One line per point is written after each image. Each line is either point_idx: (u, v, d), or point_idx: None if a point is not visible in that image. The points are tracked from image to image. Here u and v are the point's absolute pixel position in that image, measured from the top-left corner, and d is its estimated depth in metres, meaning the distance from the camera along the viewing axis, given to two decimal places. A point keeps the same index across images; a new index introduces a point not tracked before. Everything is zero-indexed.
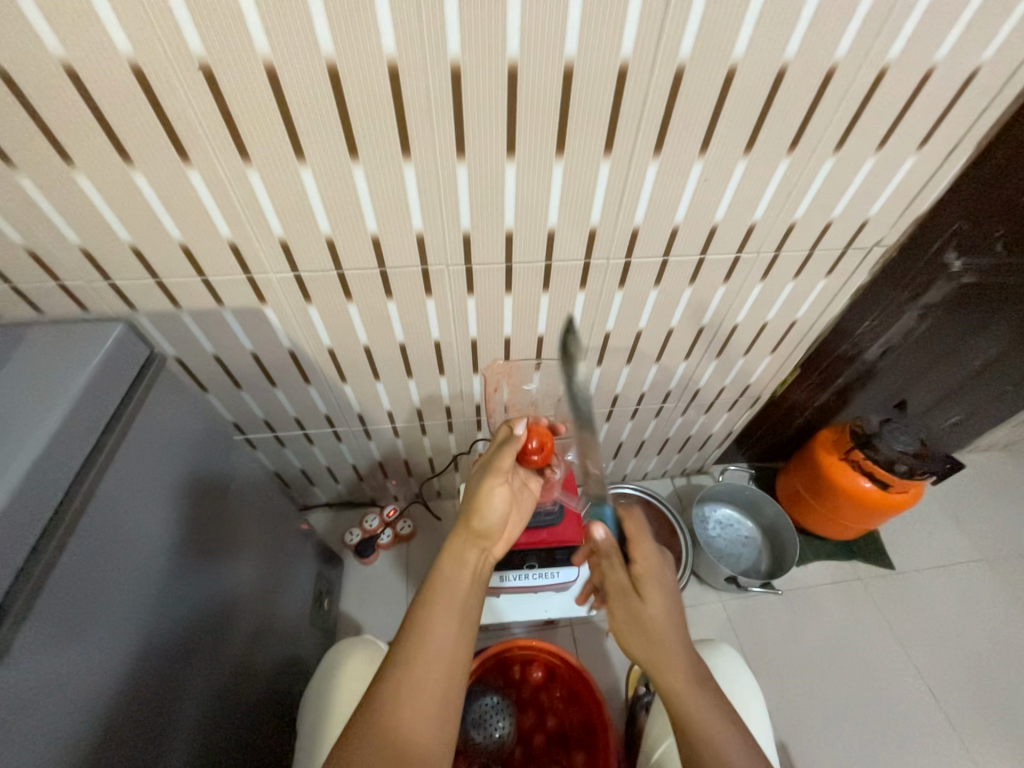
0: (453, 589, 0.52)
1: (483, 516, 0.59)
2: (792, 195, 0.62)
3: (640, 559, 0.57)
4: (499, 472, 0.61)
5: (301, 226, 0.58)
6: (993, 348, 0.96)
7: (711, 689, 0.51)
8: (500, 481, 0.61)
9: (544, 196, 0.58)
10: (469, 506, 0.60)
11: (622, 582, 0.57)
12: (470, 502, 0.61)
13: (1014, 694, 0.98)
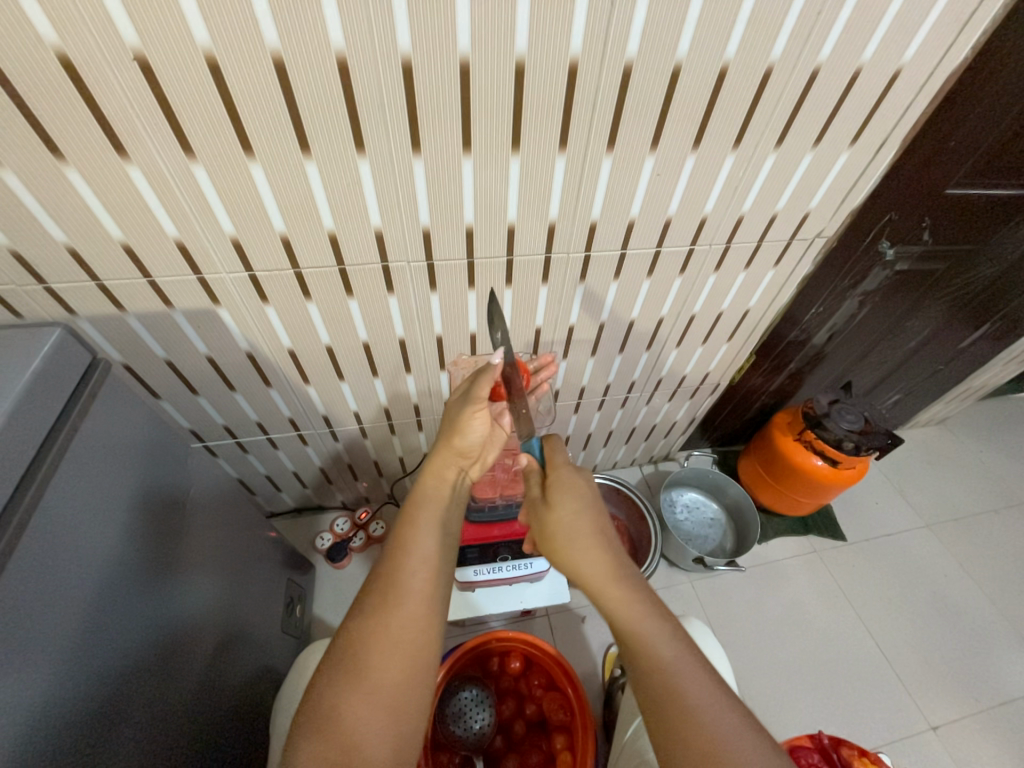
0: (431, 508, 0.60)
1: (461, 442, 0.63)
2: (739, 188, 0.65)
3: (558, 487, 0.61)
4: (477, 402, 0.60)
5: (254, 224, 0.56)
6: (925, 330, 1.03)
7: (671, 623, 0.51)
8: (478, 411, 0.61)
9: (503, 191, 0.58)
10: (450, 428, 0.63)
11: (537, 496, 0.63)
12: (452, 422, 0.64)
13: (956, 648, 1.06)
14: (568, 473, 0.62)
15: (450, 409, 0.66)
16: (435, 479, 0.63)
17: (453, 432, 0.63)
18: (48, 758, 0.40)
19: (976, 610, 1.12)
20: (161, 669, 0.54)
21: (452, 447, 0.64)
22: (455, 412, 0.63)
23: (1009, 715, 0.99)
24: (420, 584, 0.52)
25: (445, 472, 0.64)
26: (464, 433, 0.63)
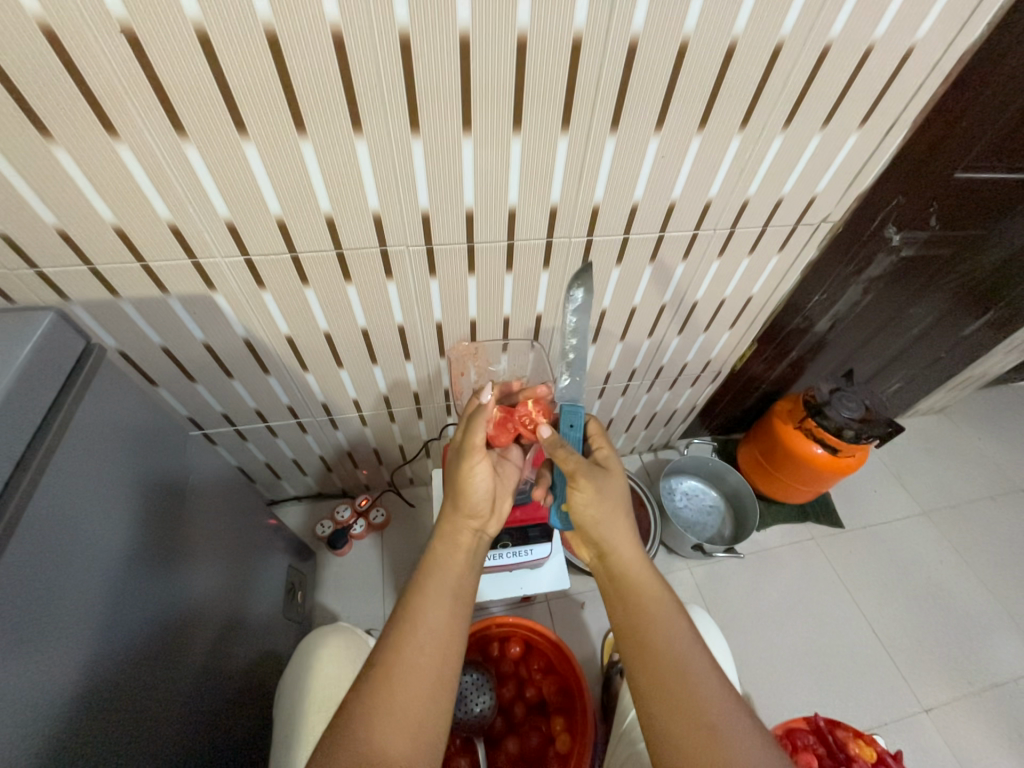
0: (440, 579, 0.54)
1: (472, 501, 0.59)
2: (744, 172, 0.64)
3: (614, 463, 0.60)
4: (475, 450, 0.60)
5: (249, 207, 0.55)
6: (928, 317, 1.03)
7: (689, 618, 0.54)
8: (478, 461, 0.60)
9: (504, 172, 0.57)
10: (454, 489, 0.60)
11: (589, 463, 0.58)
12: (454, 483, 0.60)
13: (950, 632, 1.08)
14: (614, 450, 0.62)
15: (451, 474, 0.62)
16: (448, 550, 0.57)
17: (462, 496, 0.59)
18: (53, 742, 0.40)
19: (972, 596, 1.13)
20: (164, 655, 0.54)
21: (468, 508, 0.59)
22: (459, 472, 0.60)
23: (1001, 697, 1.00)
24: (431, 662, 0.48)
25: (455, 541, 0.58)
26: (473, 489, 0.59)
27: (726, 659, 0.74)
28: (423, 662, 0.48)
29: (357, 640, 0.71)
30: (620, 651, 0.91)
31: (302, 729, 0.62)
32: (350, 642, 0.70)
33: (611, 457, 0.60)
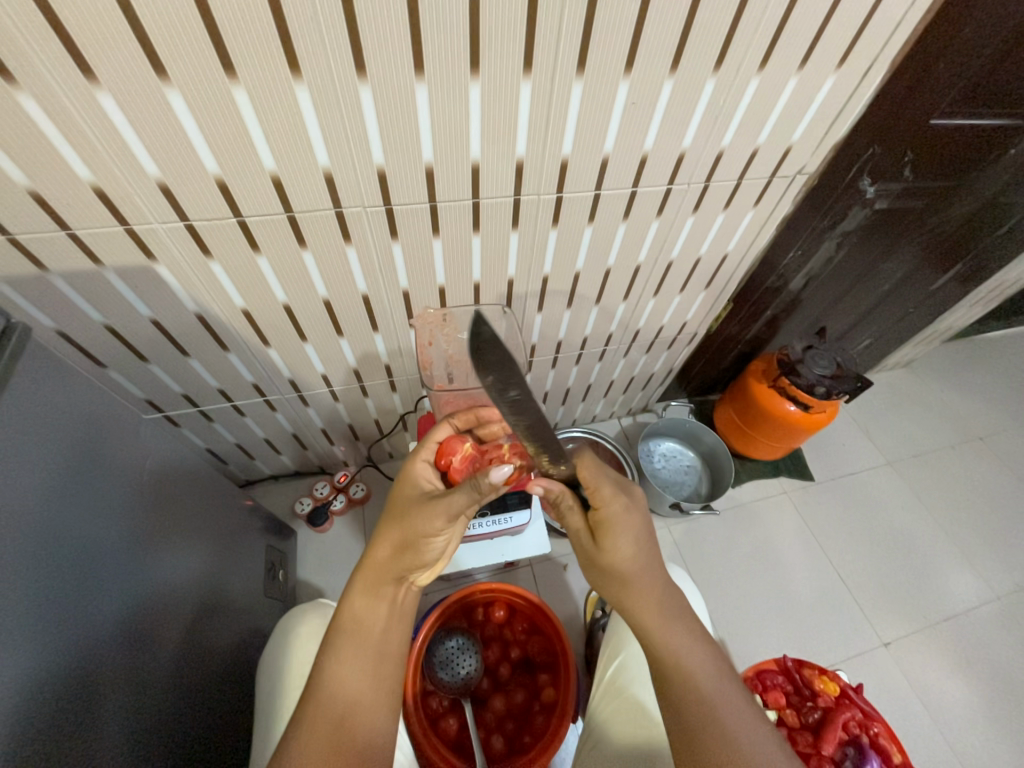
0: (363, 646, 0.53)
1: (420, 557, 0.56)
2: (718, 120, 0.61)
3: (609, 527, 0.55)
4: (438, 521, 0.54)
5: (182, 166, 0.50)
6: (898, 272, 1.03)
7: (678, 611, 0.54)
8: (437, 531, 0.55)
9: (464, 122, 0.53)
10: (401, 544, 0.56)
11: (581, 527, 0.58)
12: (403, 538, 0.55)
13: (909, 571, 1.15)
14: (616, 509, 0.55)
15: (399, 518, 0.57)
16: (374, 600, 0.56)
17: (409, 549, 0.55)
18: (23, 738, 0.39)
19: (930, 539, 1.20)
20: (133, 643, 0.52)
21: (411, 562, 0.56)
22: (412, 523, 0.55)
23: (953, 628, 1.08)
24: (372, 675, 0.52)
25: (384, 590, 0.56)
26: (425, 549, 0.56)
27: (703, 612, 0.76)
28: (364, 676, 0.52)
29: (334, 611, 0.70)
30: (602, 608, 0.94)
31: (287, 697, 0.63)
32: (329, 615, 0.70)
33: (616, 517, 0.55)
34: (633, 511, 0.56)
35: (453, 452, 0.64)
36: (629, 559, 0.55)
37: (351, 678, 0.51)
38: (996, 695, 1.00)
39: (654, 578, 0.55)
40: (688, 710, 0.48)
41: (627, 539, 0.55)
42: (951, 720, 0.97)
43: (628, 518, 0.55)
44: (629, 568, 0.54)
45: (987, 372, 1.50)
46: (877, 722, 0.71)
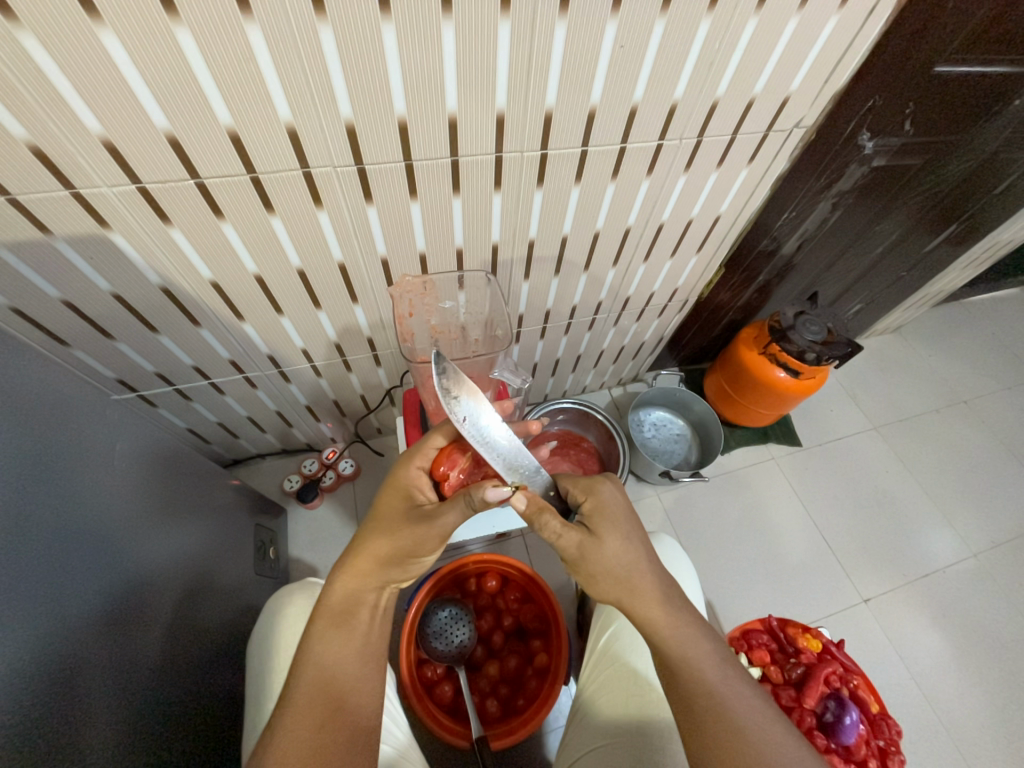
0: (348, 642, 0.52)
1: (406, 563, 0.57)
2: (714, 66, 0.57)
3: (601, 517, 0.55)
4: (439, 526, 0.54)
5: (126, 120, 0.45)
6: (893, 234, 1.01)
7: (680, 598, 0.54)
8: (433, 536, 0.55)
9: (438, 68, 0.48)
10: (398, 545, 0.55)
11: (578, 539, 0.53)
12: (401, 540, 0.55)
13: (890, 532, 1.18)
14: (605, 496, 0.57)
15: (388, 525, 0.57)
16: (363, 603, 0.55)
17: (398, 556, 0.56)
18: (7, 721, 0.38)
19: (911, 500, 1.23)
20: (114, 624, 0.51)
21: (398, 566, 0.56)
22: (403, 530, 0.56)
23: (931, 584, 1.12)
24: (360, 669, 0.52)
25: (368, 591, 0.56)
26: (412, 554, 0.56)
27: (692, 586, 0.75)
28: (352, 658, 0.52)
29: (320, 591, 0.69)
30: None
31: (278, 680, 0.61)
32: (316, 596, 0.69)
33: (605, 507, 0.56)
34: (618, 503, 0.57)
35: (451, 465, 0.64)
36: (619, 551, 0.53)
37: (339, 664, 0.51)
38: (968, 645, 1.05)
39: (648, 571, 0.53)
40: (697, 705, 0.47)
41: (618, 529, 0.54)
42: (925, 669, 1.02)
43: (614, 505, 0.56)
44: (629, 558, 0.53)
45: (974, 336, 1.51)
46: (854, 676, 0.75)
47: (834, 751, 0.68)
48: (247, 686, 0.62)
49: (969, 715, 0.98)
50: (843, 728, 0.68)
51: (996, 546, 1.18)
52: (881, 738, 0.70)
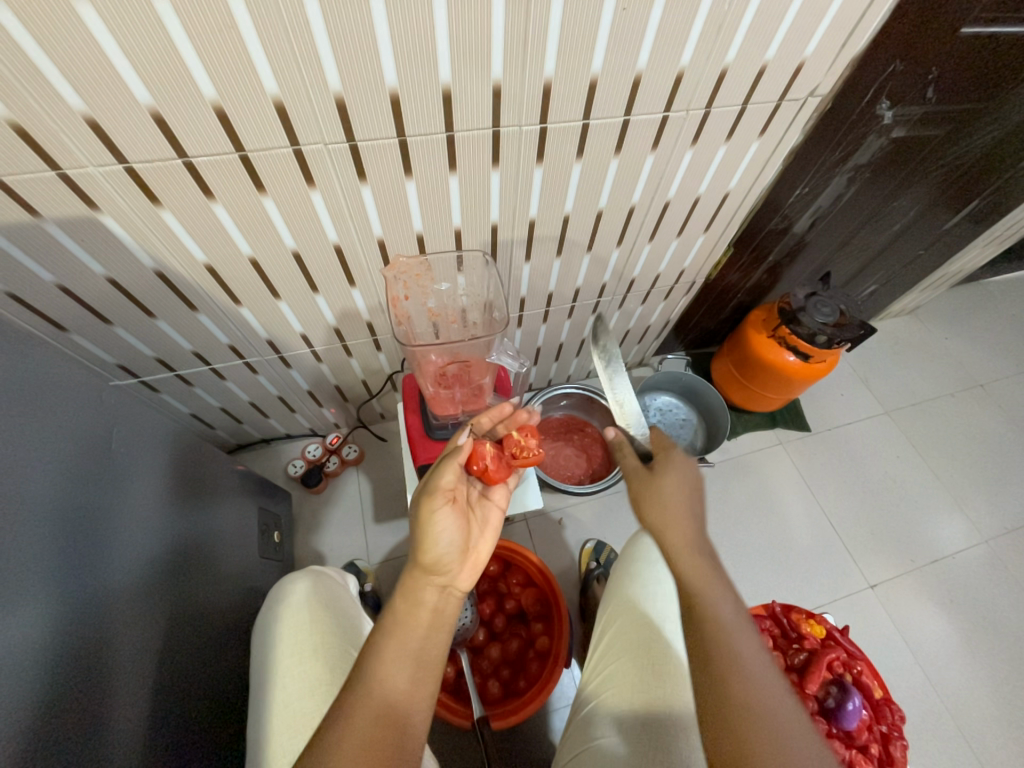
0: (400, 649, 0.47)
1: (436, 555, 0.52)
2: (723, 29, 0.53)
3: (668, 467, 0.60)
4: (439, 493, 0.53)
5: (107, 96, 0.44)
6: (912, 210, 0.96)
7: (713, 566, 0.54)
8: (443, 504, 0.53)
9: (428, 37, 0.46)
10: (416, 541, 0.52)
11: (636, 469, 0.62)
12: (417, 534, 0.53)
13: (900, 518, 1.16)
14: (681, 458, 0.61)
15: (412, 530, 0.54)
16: (408, 608, 0.50)
17: (422, 544, 0.52)
18: (15, 697, 0.39)
19: (922, 486, 1.20)
20: (125, 603, 0.53)
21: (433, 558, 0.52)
22: (416, 519, 0.53)
23: (940, 571, 1.10)
24: (409, 667, 0.46)
25: (421, 598, 0.51)
26: (432, 537, 0.52)
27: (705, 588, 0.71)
28: (403, 665, 0.46)
29: (322, 573, 0.68)
30: (596, 561, 0.98)
31: (281, 665, 0.59)
32: (318, 578, 0.67)
33: (673, 466, 0.60)
34: (688, 468, 0.60)
35: (484, 456, 0.60)
36: (675, 497, 0.58)
37: (387, 676, 0.45)
38: (975, 631, 1.04)
39: (697, 528, 0.56)
40: (720, 675, 0.46)
41: (673, 479, 0.59)
42: (930, 655, 1.01)
43: (687, 470, 0.60)
44: (676, 497, 0.58)
45: (993, 318, 1.46)
46: (860, 661, 0.74)
47: (834, 734, 0.69)
48: (251, 675, 0.60)
49: (974, 700, 0.97)
50: (845, 714, 0.69)
51: (1009, 533, 1.15)
52: (884, 723, 0.69)
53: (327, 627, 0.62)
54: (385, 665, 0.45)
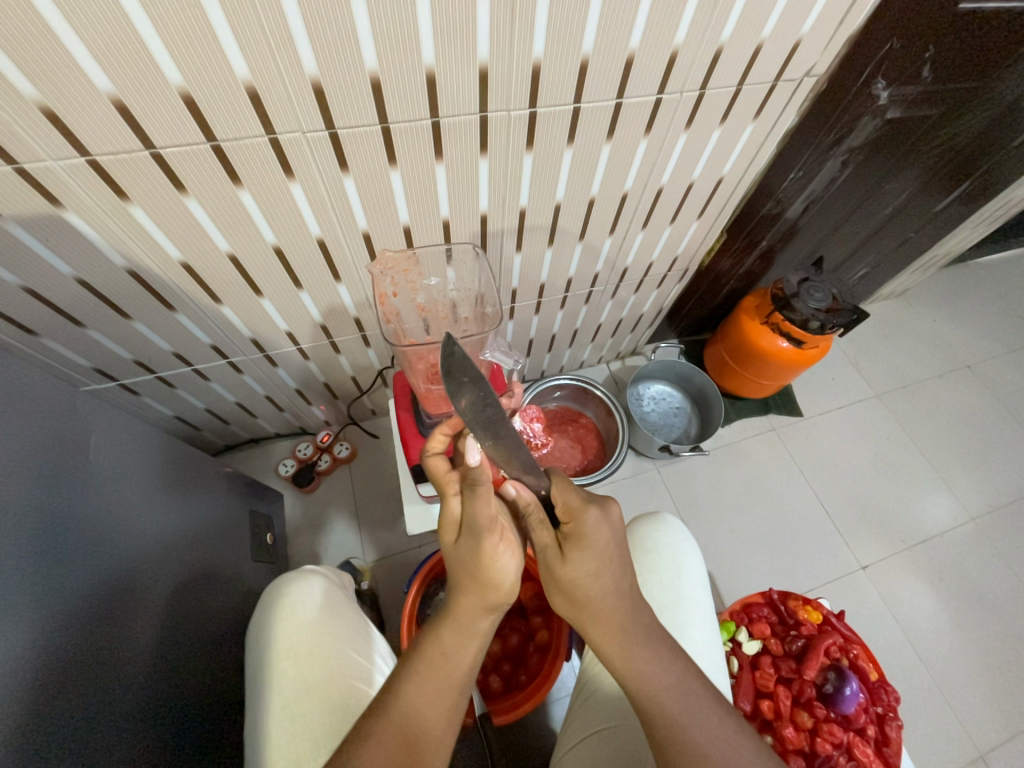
0: (444, 680, 0.46)
1: (495, 586, 0.48)
2: (719, 5, 0.51)
3: (578, 542, 0.47)
4: (493, 533, 0.47)
5: (64, 83, 0.40)
6: (906, 192, 0.95)
7: (651, 636, 0.49)
8: (499, 542, 0.48)
9: (410, 18, 0.43)
10: (474, 577, 0.48)
11: (547, 548, 0.48)
12: (473, 570, 0.48)
13: (890, 500, 1.17)
14: (595, 529, 0.47)
15: (467, 570, 0.48)
16: (459, 639, 0.48)
17: (483, 584, 0.48)
18: (6, 720, 0.38)
19: (911, 467, 1.22)
20: (112, 616, 0.51)
21: (491, 595, 0.48)
22: (473, 557, 0.48)
23: (929, 550, 1.12)
24: (451, 695, 0.46)
25: (475, 629, 0.49)
26: (495, 575, 0.47)
27: (704, 577, 0.70)
28: (439, 694, 0.46)
29: (314, 577, 0.65)
30: None
31: (278, 665, 0.58)
32: (311, 582, 0.64)
33: (587, 534, 0.47)
34: (606, 526, 0.48)
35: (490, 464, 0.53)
36: (589, 577, 0.47)
37: (423, 703, 0.45)
38: (963, 609, 1.06)
39: (619, 603, 0.48)
40: (656, 728, 0.46)
41: (590, 558, 0.47)
42: (920, 632, 1.04)
43: (601, 537, 0.47)
44: (594, 584, 0.47)
45: (980, 299, 1.47)
46: (855, 646, 0.75)
47: (832, 720, 0.69)
48: (249, 676, 0.59)
49: (961, 674, 1.00)
50: (843, 699, 0.70)
51: (995, 510, 1.18)
52: (879, 705, 0.71)
53: (323, 631, 0.60)
54: (427, 695, 0.45)
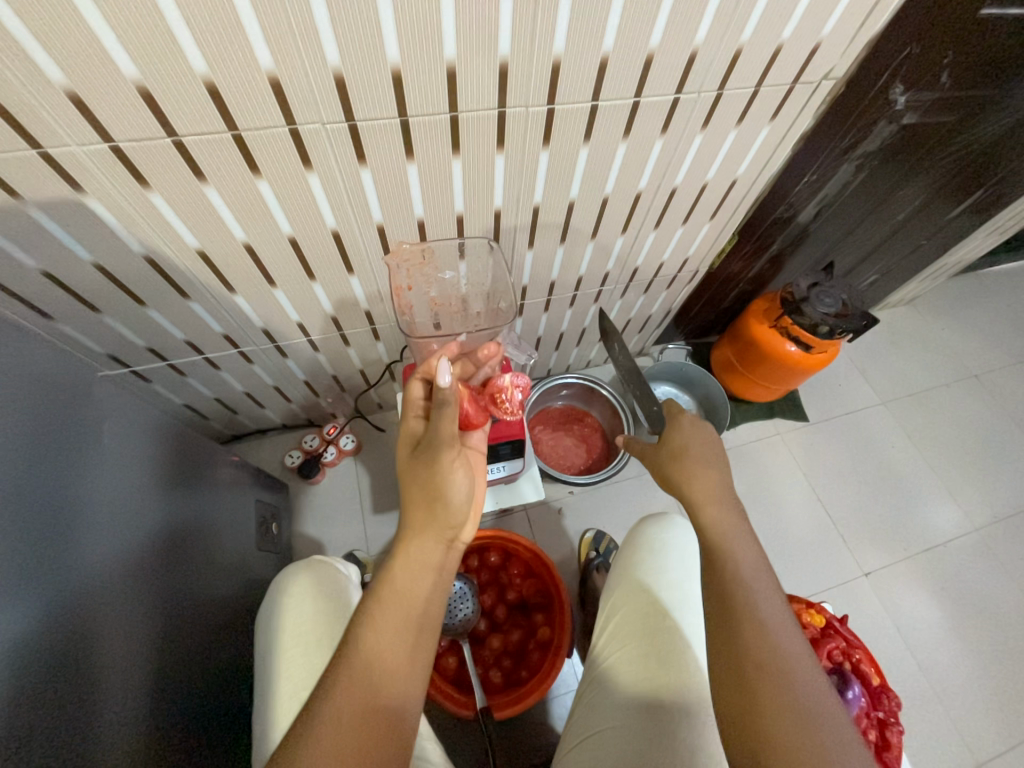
0: (402, 613, 0.47)
1: (448, 504, 0.52)
2: (740, 6, 0.51)
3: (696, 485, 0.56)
4: (450, 445, 0.54)
5: (90, 69, 0.41)
6: (919, 198, 0.95)
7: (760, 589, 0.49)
8: (454, 455, 0.54)
9: (433, 12, 0.44)
10: (429, 491, 0.52)
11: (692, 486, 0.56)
12: (426, 485, 0.53)
13: (894, 507, 1.17)
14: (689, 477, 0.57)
15: (417, 493, 0.53)
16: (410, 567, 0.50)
17: (435, 499, 0.52)
18: (8, 697, 0.38)
19: (916, 474, 1.22)
20: (119, 599, 0.51)
21: (443, 511, 0.52)
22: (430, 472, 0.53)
23: (933, 559, 1.12)
24: (409, 626, 0.47)
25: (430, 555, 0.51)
26: (448, 488, 0.53)
27: None
28: (393, 629, 0.46)
29: (325, 566, 0.66)
30: (597, 551, 1.01)
31: (285, 654, 0.58)
32: (320, 571, 0.65)
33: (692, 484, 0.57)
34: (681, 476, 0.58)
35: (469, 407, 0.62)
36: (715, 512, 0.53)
37: (376, 644, 0.45)
38: (966, 617, 1.06)
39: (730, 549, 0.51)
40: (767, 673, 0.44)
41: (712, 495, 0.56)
42: (921, 639, 1.03)
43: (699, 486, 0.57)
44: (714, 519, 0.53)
45: (989, 309, 1.46)
46: (858, 650, 0.76)
47: None
48: (253, 664, 0.59)
49: (962, 683, 1.00)
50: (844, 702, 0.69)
51: (1000, 520, 1.17)
52: (881, 709, 0.71)
53: (330, 620, 0.60)
54: (380, 627, 0.46)
